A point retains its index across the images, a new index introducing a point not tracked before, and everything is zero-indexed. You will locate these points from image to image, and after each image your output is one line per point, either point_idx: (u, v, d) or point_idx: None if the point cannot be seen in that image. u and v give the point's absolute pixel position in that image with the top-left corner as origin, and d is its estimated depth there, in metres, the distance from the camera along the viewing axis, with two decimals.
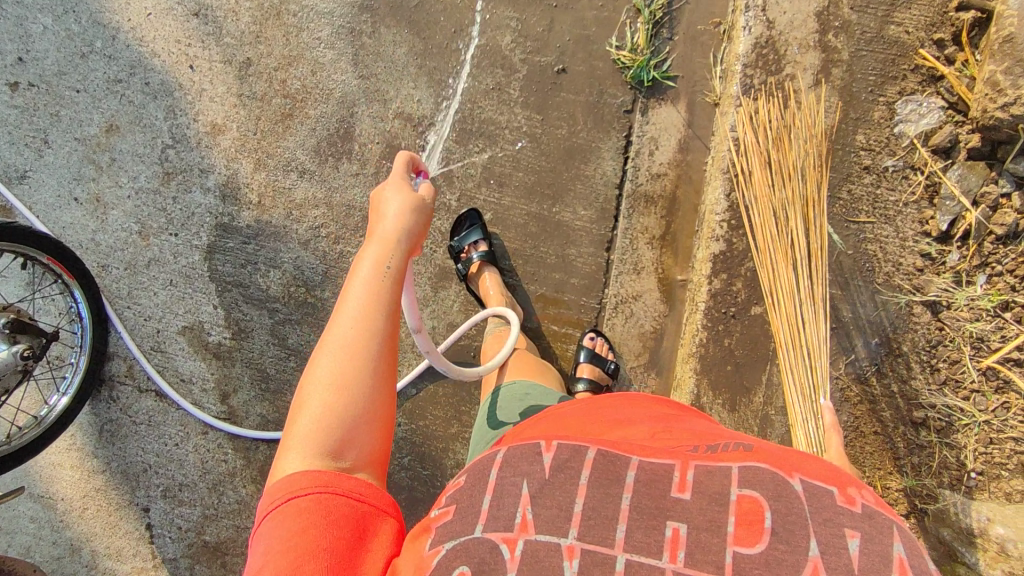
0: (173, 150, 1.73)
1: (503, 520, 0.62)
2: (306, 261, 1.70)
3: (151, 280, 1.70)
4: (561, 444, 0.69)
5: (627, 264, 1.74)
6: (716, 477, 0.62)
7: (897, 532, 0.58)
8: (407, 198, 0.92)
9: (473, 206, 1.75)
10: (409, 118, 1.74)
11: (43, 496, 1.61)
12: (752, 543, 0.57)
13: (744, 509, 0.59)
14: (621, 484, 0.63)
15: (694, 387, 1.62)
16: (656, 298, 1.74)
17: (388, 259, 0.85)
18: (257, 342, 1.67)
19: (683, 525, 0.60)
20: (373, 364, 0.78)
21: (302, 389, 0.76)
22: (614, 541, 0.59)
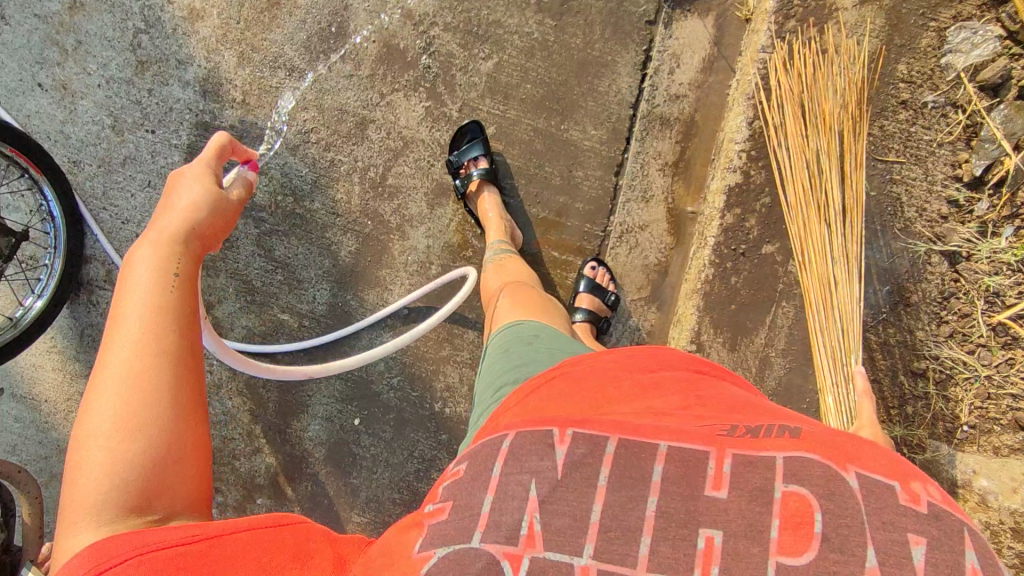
0: (146, 36, 1.56)
1: (506, 530, 0.50)
2: (295, 169, 1.60)
3: (128, 180, 1.59)
4: (576, 432, 0.56)
5: (637, 190, 1.64)
6: (758, 468, 0.50)
7: (970, 538, 0.47)
8: (198, 191, 0.93)
9: (475, 117, 1.62)
10: (409, 15, 1.57)
11: (27, 397, 1.58)
12: (799, 552, 0.46)
13: (792, 512, 0.47)
14: (646, 483, 0.51)
15: (696, 324, 1.58)
16: (664, 230, 1.65)
17: (171, 259, 0.82)
18: (242, 253, 1.59)
19: (719, 533, 0.48)
20: (165, 388, 0.72)
21: (79, 440, 0.68)
22: (637, 559, 0.48)
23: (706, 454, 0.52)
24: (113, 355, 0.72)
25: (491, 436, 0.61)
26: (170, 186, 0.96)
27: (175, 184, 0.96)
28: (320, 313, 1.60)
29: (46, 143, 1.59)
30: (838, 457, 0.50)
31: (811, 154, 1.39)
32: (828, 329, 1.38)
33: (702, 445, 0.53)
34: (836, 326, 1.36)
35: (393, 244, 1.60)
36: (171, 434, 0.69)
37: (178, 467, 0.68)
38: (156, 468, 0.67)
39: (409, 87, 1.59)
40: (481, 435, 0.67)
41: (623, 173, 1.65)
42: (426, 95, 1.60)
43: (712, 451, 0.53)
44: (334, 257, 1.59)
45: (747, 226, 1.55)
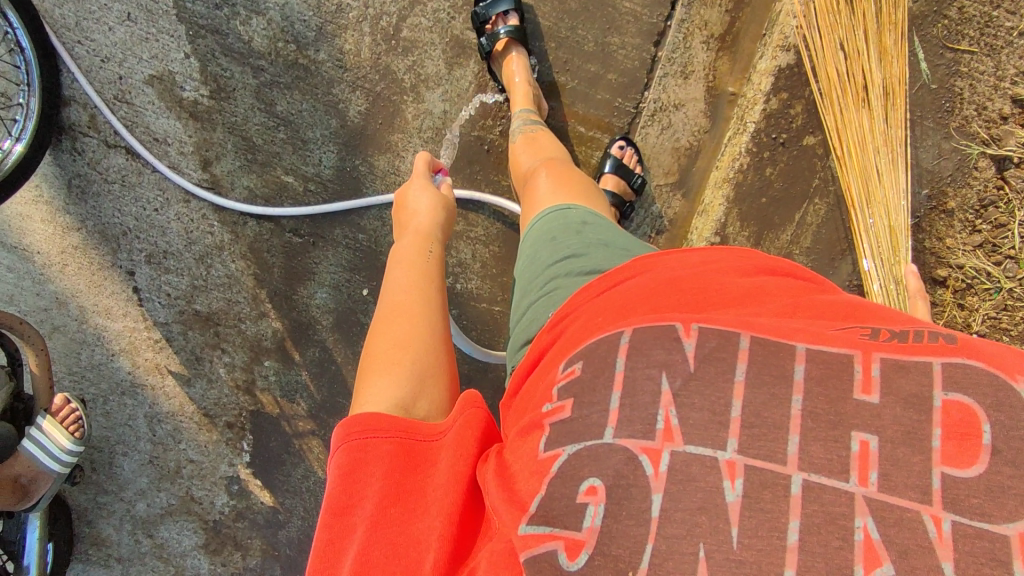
0: None
1: (641, 424, 0.50)
2: (296, 11, 1.41)
3: (104, 10, 1.39)
4: (703, 327, 0.54)
5: (676, 63, 1.49)
6: (912, 374, 0.47)
7: None
8: (432, 196, 1.15)
9: None
10: None
11: (17, 248, 1.51)
12: (968, 463, 0.43)
13: (955, 421, 0.45)
14: (789, 383, 0.49)
15: (723, 215, 1.50)
16: (700, 110, 1.52)
17: (423, 244, 1.03)
18: (240, 104, 1.44)
19: (875, 438, 0.45)
20: (432, 330, 0.82)
21: (365, 359, 0.77)
22: (787, 458, 0.45)
23: (848, 357, 0.49)
24: (393, 300, 0.88)
25: (603, 332, 0.60)
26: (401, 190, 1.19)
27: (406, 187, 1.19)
28: (327, 177, 1.48)
29: None
30: (1005, 365, 0.46)
31: (842, 32, 1.31)
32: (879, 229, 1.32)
33: (844, 348, 0.50)
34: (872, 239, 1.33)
35: (405, 108, 1.46)
36: (441, 353, 0.79)
37: (435, 379, 0.74)
38: (424, 376, 0.73)
39: None
40: (582, 331, 0.63)
41: (661, 46, 1.49)
42: None
43: (857, 354, 0.49)
44: (342, 117, 1.46)
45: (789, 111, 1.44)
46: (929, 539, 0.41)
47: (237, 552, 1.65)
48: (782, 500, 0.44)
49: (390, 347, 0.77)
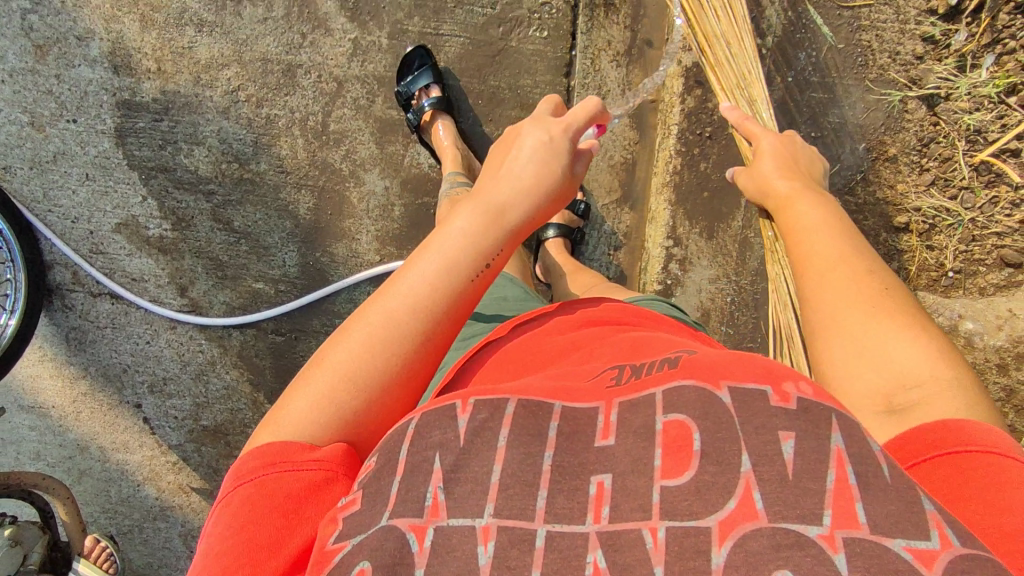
0: (35, 16, 1.45)
1: (412, 504, 0.53)
2: (230, 132, 1.51)
3: (65, 176, 1.52)
4: (478, 400, 0.59)
5: (596, 79, 1.55)
6: (639, 410, 0.55)
7: (837, 422, 0.51)
8: (541, 168, 0.87)
9: (407, 40, 1.51)
10: None
11: (35, 406, 1.62)
12: (680, 472, 0.49)
13: (672, 438, 0.51)
14: (543, 440, 0.55)
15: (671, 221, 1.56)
16: (626, 124, 1.58)
17: (487, 237, 0.81)
18: (200, 229, 1.55)
19: (608, 477, 0.51)
20: (407, 360, 0.74)
21: (316, 360, 0.74)
22: (535, 513, 0.50)
23: (595, 409, 0.57)
24: (401, 300, 0.75)
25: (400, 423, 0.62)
26: (532, 123, 0.91)
27: (536, 126, 0.91)
28: (294, 276, 1.57)
29: None
30: (712, 378, 0.55)
31: None
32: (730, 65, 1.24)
33: (590, 402, 0.58)
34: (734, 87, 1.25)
35: (350, 193, 1.55)
36: (391, 391, 0.73)
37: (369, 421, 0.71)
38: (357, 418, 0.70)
39: (328, 23, 1.49)
40: None
41: (571, 76, 1.56)
42: (351, 24, 1.50)
43: (601, 405, 0.57)
44: (294, 217, 1.55)
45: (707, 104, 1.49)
46: (647, 549, 0.46)
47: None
48: (527, 553, 0.48)
49: (346, 373, 0.71)
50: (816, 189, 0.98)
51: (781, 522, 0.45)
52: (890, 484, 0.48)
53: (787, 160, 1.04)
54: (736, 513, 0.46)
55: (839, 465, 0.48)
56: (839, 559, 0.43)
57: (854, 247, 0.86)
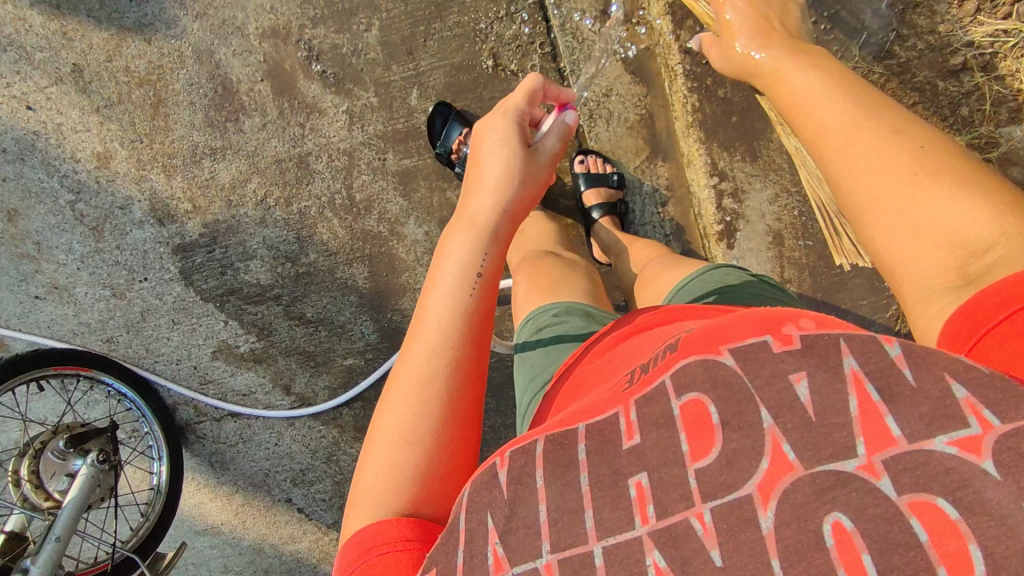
0: (82, 203, 1.58)
1: (477, 568, 0.55)
2: (274, 237, 1.60)
3: (156, 328, 1.64)
4: (512, 450, 0.59)
5: (583, 53, 1.56)
6: (654, 400, 0.55)
7: (849, 343, 0.50)
8: (505, 163, 0.90)
9: (393, 91, 1.56)
10: (275, 35, 1.54)
11: (207, 529, 1.77)
12: (707, 450, 0.50)
13: (691, 421, 0.52)
14: (576, 464, 0.55)
15: (707, 157, 1.51)
16: (628, 81, 1.56)
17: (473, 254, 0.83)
18: (281, 331, 1.65)
19: (644, 475, 0.52)
20: (450, 403, 0.75)
21: (372, 435, 0.76)
22: (587, 535, 0.52)
23: (615, 414, 0.57)
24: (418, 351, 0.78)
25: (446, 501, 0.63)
26: (483, 123, 0.93)
27: (488, 123, 0.92)
28: (376, 341, 1.64)
29: (73, 339, 1.63)
30: (711, 348, 0.55)
31: None
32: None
33: (610, 409, 0.58)
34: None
35: (398, 248, 1.60)
36: (446, 438, 0.73)
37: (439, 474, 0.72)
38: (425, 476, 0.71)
39: (320, 105, 1.56)
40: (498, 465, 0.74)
41: (557, 62, 1.58)
42: (338, 97, 1.55)
43: (619, 408, 0.57)
44: (356, 289, 1.62)
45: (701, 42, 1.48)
46: (700, 537, 0.48)
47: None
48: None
49: (402, 435, 0.73)
50: (817, 77, 0.82)
51: (817, 465, 0.47)
52: (915, 387, 0.47)
53: (762, 34, 1.00)
54: (772, 472, 0.48)
55: (858, 388, 0.48)
56: (884, 485, 0.45)
57: (873, 118, 0.73)
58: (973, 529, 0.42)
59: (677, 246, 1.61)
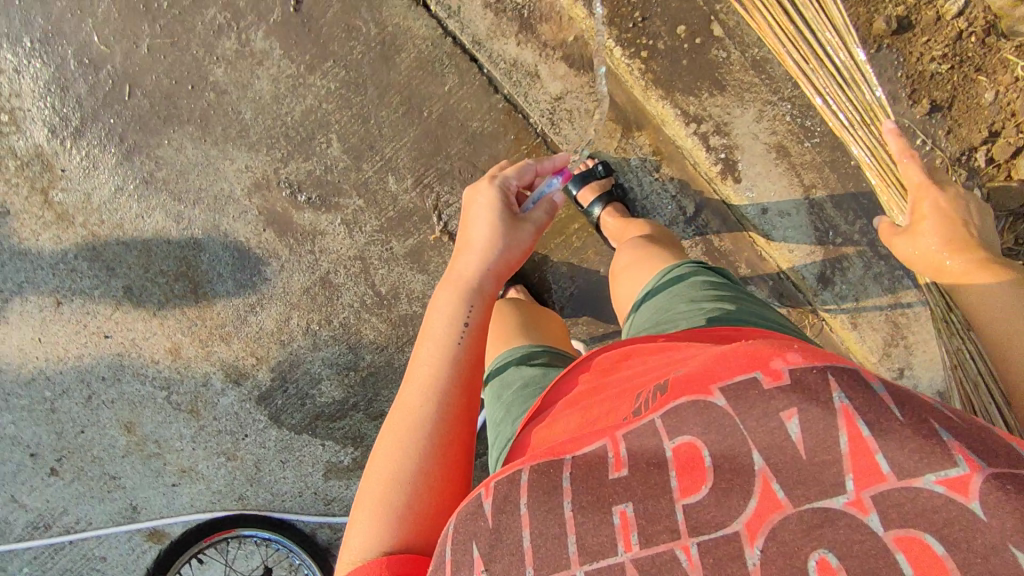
0: (173, 393, 1.76)
1: None
2: (331, 354, 1.75)
3: (272, 472, 1.81)
4: (495, 482, 0.67)
5: (523, 69, 1.68)
6: (645, 441, 0.60)
7: (838, 377, 0.52)
8: (488, 229, 1.16)
9: (373, 187, 1.70)
10: (260, 187, 1.69)
11: None
12: (699, 492, 0.55)
13: (684, 461, 0.57)
14: (560, 492, 0.62)
15: (679, 111, 1.63)
16: (570, 75, 1.68)
17: (461, 307, 1.07)
18: (371, 433, 1.79)
19: (629, 505, 0.58)
20: (437, 446, 0.90)
21: (369, 473, 0.91)
22: (570, 560, 0.59)
23: (604, 449, 0.63)
24: (421, 381, 0.98)
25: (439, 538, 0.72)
26: (474, 191, 1.22)
27: (478, 194, 1.21)
28: None
29: (214, 506, 1.82)
30: (705, 387, 0.58)
31: None
32: (789, 38, 1.27)
33: (600, 442, 0.64)
34: (839, 94, 1.22)
35: None
36: (433, 476, 0.88)
37: (426, 506, 0.86)
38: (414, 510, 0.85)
39: (320, 227, 1.71)
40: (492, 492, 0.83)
41: (502, 87, 1.70)
42: (331, 214, 1.70)
43: (608, 443, 0.63)
44: None
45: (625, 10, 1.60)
46: (685, 567, 0.54)
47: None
48: None
49: (396, 476, 0.88)
50: (1013, 289, 0.95)
51: (806, 503, 0.50)
52: (904, 421, 0.49)
53: (956, 237, 1.03)
54: (761, 509, 0.52)
55: (848, 422, 0.50)
56: (872, 520, 0.47)
57: None
58: (959, 566, 0.43)
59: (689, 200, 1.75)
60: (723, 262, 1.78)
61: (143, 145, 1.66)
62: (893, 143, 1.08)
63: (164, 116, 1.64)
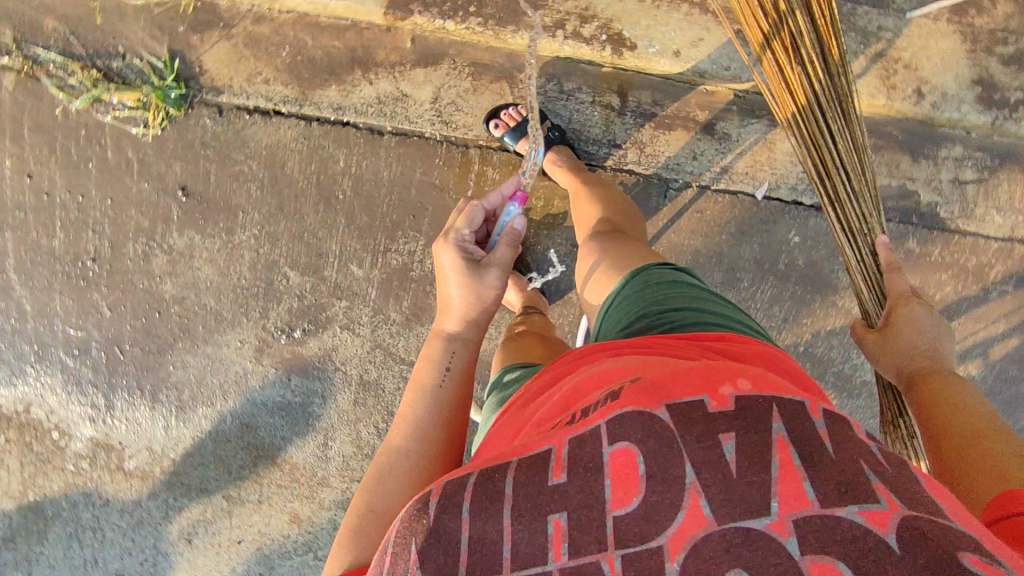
0: (316, 552, 1.88)
1: None
2: None
3: None
4: (441, 485, 0.71)
5: (389, 99, 1.72)
6: (587, 444, 0.66)
7: (779, 414, 0.65)
8: (462, 284, 1.28)
9: (347, 282, 1.81)
10: (267, 346, 1.83)
11: None
12: (628, 499, 0.62)
13: (620, 469, 0.64)
14: (502, 496, 0.66)
15: (538, 26, 1.67)
16: (430, 72, 1.71)
17: (445, 354, 1.25)
18: None
19: (563, 514, 0.63)
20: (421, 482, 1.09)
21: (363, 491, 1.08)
22: (501, 564, 0.63)
23: (548, 450, 0.68)
24: (409, 417, 1.18)
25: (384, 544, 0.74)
26: (447, 240, 1.31)
27: (451, 246, 1.30)
28: None
29: None
30: (652, 402, 0.67)
31: None
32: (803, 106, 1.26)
33: (548, 443, 0.69)
34: (842, 198, 1.25)
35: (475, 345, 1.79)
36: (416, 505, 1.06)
37: None
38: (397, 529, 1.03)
39: (332, 343, 1.84)
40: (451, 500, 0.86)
41: (384, 126, 1.74)
42: (329, 329, 1.84)
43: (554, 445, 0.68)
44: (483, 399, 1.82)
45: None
46: None
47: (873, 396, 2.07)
48: None
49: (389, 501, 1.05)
50: (973, 401, 1.03)
51: (729, 522, 0.59)
52: (836, 458, 0.61)
53: (931, 347, 1.14)
54: (687, 522, 0.59)
55: (783, 451, 0.62)
56: (791, 542, 0.56)
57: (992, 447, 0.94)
58: None
59: (603, 93, 1.77)
60: (675, 123, 1.81)
61: (161, 381, 1.82)
62: (884, 255, 1.24)
63: (160, 349, 1.80)
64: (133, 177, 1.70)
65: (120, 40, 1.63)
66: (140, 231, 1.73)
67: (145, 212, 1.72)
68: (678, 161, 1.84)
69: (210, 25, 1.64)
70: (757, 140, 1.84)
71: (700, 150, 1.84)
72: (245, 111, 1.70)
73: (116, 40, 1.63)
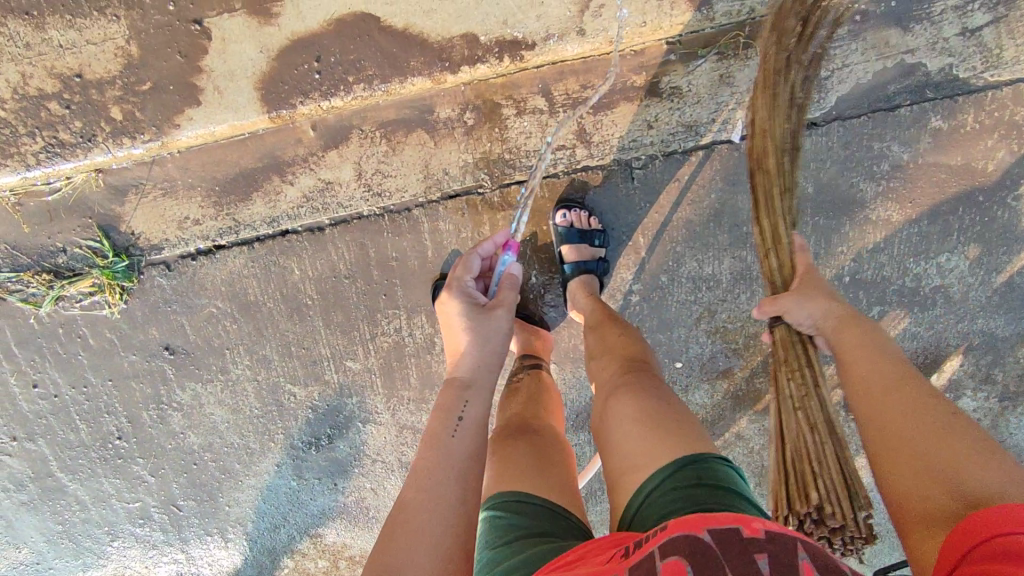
0: None
1: None
2: None
3: None
4: None
5: (316, 193, 1.64)
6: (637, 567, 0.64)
7: (803, 544, 0.63)
8: (475, 330, 1.13)
9: (349, 379, 1.78)
10: (302, 461, 1.85)
11: None
12: None
13: None
14: None
15: (424, 65, 1.52)
16: (343, 150, 1.61)
17: (457, 404, 1.04)
18: None
19: None
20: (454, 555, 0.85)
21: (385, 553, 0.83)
22: None
23: None
24: (427, 476, 0.93)
25: None
26: (449, 294, 1.20)
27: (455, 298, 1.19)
28: None
29: None
30: (692, 526, 0.66)
31: None
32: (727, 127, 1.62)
33: None
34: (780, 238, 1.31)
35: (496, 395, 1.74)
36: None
37: None
38: None
39: (359, 438, 1.84)
40: None
41: (322, 221, 1.67)
42: (351, 426, 1.83)
43: None
44: None
45: (298, 73, 1.50)
46: None
47: (948, 301, 1.79)
48: None
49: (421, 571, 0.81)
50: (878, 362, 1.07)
51: None
52: None
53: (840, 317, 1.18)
54: None
55: None
56: None
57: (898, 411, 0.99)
58: None
59: (525, 100, 1.59)
60: (613, 99, 1.61)
61: (222, 523, 1.91)
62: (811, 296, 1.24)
63: (209, 496, 1.88)
64: (119, 356, 1.73)
65: (51, 238, 1.63)
66: (147, 401, 1.78)
67: (144, 382, 1.76)
68: (632, 137, 1.64)
69: (122, 191, 1.61)
70: (710, 80, 1.59)
71: (652, 117, 1.62)
72: (190, 257, 1.67)
73: (48, 238, 1.63)
